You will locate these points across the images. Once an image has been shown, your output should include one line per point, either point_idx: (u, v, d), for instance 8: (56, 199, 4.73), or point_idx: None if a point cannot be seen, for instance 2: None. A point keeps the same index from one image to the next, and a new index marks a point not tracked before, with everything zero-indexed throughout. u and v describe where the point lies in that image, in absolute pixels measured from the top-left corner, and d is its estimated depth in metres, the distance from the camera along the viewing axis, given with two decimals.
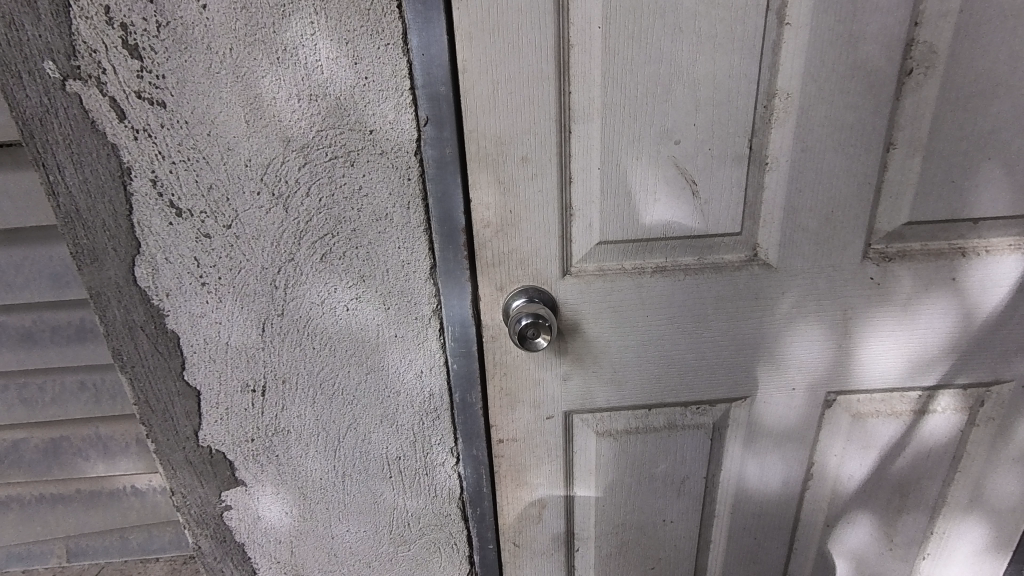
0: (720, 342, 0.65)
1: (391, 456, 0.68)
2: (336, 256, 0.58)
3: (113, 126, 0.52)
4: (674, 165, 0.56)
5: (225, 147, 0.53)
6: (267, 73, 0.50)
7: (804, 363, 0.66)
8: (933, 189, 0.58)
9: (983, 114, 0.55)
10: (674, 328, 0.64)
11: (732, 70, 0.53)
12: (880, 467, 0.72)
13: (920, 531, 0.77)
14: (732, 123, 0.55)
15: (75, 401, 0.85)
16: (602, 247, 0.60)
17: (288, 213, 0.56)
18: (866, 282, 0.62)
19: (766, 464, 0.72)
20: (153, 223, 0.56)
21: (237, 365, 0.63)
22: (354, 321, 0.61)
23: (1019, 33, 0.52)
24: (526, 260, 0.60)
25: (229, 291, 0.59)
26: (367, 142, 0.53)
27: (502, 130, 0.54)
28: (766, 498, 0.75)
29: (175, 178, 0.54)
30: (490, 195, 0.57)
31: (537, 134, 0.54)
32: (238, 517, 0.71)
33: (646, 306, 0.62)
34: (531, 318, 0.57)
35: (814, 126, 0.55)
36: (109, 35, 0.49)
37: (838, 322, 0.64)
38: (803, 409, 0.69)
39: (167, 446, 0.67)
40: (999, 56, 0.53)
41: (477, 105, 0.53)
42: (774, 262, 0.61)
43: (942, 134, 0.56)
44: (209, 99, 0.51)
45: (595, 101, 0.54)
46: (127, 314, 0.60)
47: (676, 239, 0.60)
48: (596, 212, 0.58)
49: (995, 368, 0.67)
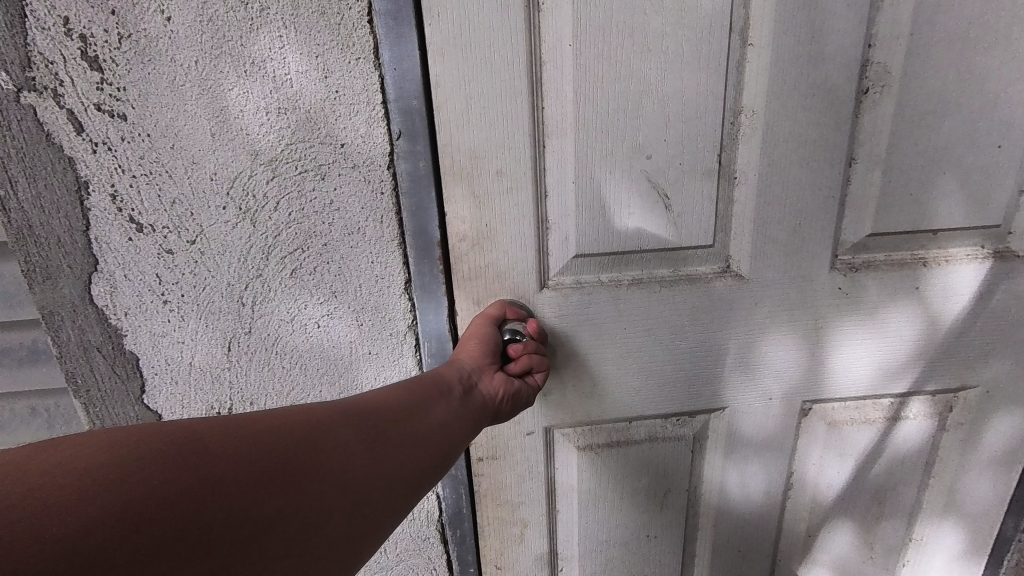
0: (697, 353, 0.65)
1: None
2: (306, 271, 0.56)
3: (71, 139, 0.50)
4: (647, 178, 0.57)
5: (191, 160, 0.52)
6: (234, 85, 0.49)
7: (780, 370, 0.67)
8: (894, 202, 0.60)
9: (935, 130, 0.58)
10: (652, 339, 0.64)
11: (700, 87, 0.54)
12: (857, 474, 0.73)
13: (898, 537, 0.78)
14: (702, 138, 0.56)
15: (27, 428, 0.80)
16: (579, 260, 0.60)
17: (256, 228, 0.54)
18: (835, 292, 0.63)
19: (748, 474, 0.72)
20: (112, 238, 0.54)
21: (201, 386, 0.60)
22: (326, 339, 0.59)
23: (966, 55, 0.55)
24: (503, 274, 0.59)
25: (193, 309, 0.57)
26: (338, 155, 0.52)
27: (476, 145, 0.54)
28: (750, 510, 0.74)
29: (136, 193, 0.52)
30: (465, 209, 0.56)
31: (511, 149, 0.55)
32: None
33: (624, 318, 0.62)
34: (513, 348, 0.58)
35: (780, 141, 0.57)
36: (68, 46, 0.48)
37: (810, 332, 0.65)
38: (780, 418, 0.70)
39: None
40: (948, 76, 0.56)
41: (450, 119, 0.53)
42: (747, 273, 0.62)
43: (900, 149, 0.58)
44: (173, 112, 0.50)
45: (569, 116, 0.54)
46: (83, 334, 0.57)
47: (651, 252, 0.60)
48: (572, 225, 0.58)
49: (961, 373, 0.69)
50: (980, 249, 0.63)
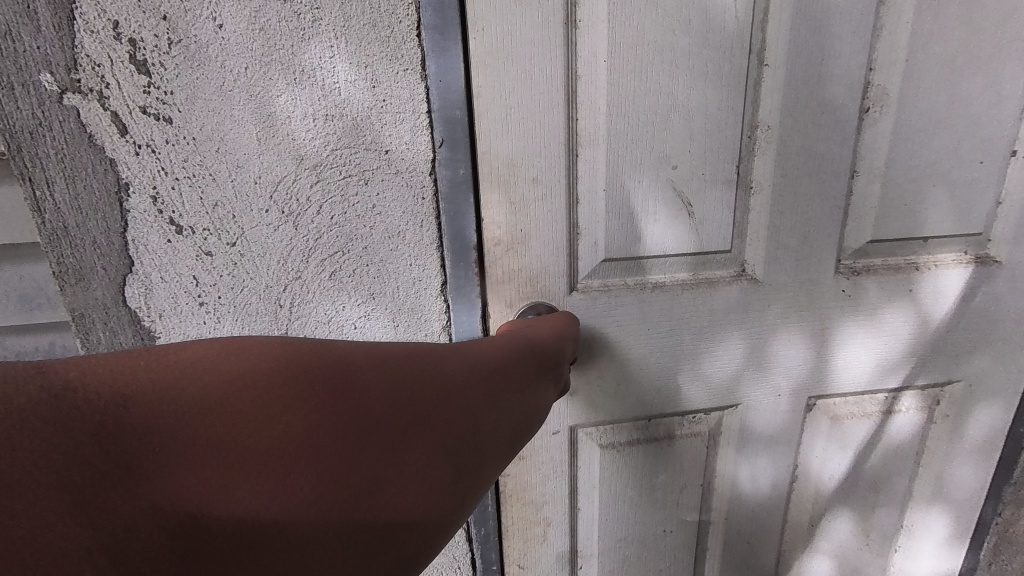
0: (715, 351, 0.69)
1: None
2: (346, 273, 0.57)
3: (113, 141, 0.50)
4: (672, 187, 0.61)
5: (235, 164, 0.52)
6: (282, 92, 0.51)
7: (789, 367, 0.71)
8: (892, 211, 0.66)
9: (928, 146, 0.63)
10: (673, 339, 0.67)
11: (722, 103, 0.59)
12: (856, 464, 0.78)
13: (892, 524, 0.83)
14: (722, 150, 0.60)
15: None
16: (604, 265, 0.63)
17: (298, 230, 0.55)
18: (839, 294, 0.68)
19: (758, 467, 0.76)
20: (150, 240, 0.54)
21: None
22: (362, 340, 0.60)
23: (955, 78, 0.61)
24: (535, 276, 0.62)
25: (230, 311, 0.57)
26: (382, 162, 0.54)
27: (514, 153, 0.57)
28: (759, 501, 0.78)
29: (178, 195, 0.53)
30: (501, 214, 0.59)
31: (547, 157, 0.57)
32: None
33: (647, 319, 0.65)
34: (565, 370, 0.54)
35: (790, 154, 0.61)
36: (116, 50, 0.48)
37: (817, 332, 0.70)
38: (788, 413, 0.74)
39: None
40: (939, 98, 0.62)
41: (490, 129, 0.56)
42: (761, 277, 0.66)
43: (897, 163, 0.64)
44: (220, 116, 0.51)
45: (601, 128, 0.57)
46: (114, 337, 0.57)
47: (674, 256, 0.64)
48: (602, 231, 0.61)
49: (947, 369, 0.75)
50: (964, 255, 0.70)
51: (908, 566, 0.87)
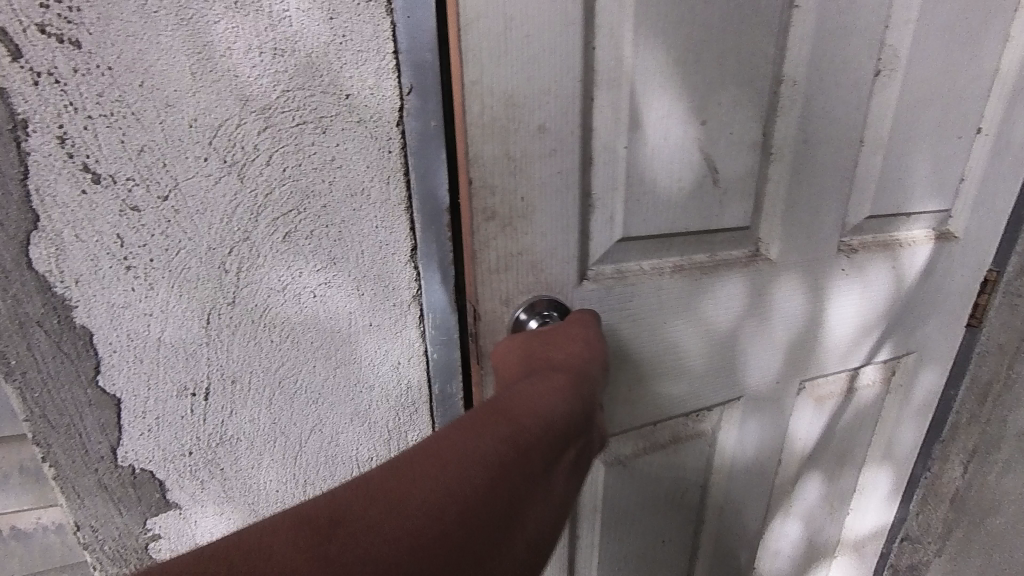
0: (726, 331, 0.70)
1: (361, 457, 0.64)
2: (302, 235, 0.51)
3: (3, 65, 0.41)
4: (688, 151, 0.59)
5: (163, 102, 0.45)
6: (220, 18, 0.43)
7: (789, 345, 0.74)
8: (863, 187, 0.68)
9: (891, 125, 0.67)
10: (689, 320, 0.67)
11: (740, 54, 0.57)
12: (827, 432, 0.83)
13: (850, 484, 0.90)
14: (735, 108, 0.59)
15: None
16: (611, 238, 0.60)
17: (244, 184, 0.48)
18: (840, 272, 0.71)
19: (754, 442, 0.79)
20: (60, 191, 0.45)
21: (171, 365, 0.53)
22: (322, 310, 0.55)
23: (913, 57, 0.64)
24: (538, 244, 0.57)
25: (164, 276, 0.50)
26: (342, 107, 0.48)
27: (513, 91, 0.51)
28: (753, 478, 0.80)
29: (93, 137, 0.45)
30: (497, 169, 0.53)
31: (553, 98, 0.52)
32: (168, 546, 0.62)
33: (665, 300, 0.64)
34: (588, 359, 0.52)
35: (772, 121, 0.61)
36: None
37: (818, 310, 0.73)
38: (784, 387, 0.77)
39: (73, 470, 0.56)
40: (908, 78, 0.65)
41: (485, 59, 0.49)
42: (775, 256, 0.68)
43: (862, 137, 0.66)
44: (142, 43, 0.43)
45: (625, 69, 0.53)
46: (18, 306, 0.48)
47: (689, 235, 0.63)
48: (620, 202, 0.58)
49: (902, 339, 0.81)
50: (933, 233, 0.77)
51: (857, 519, 0.97)
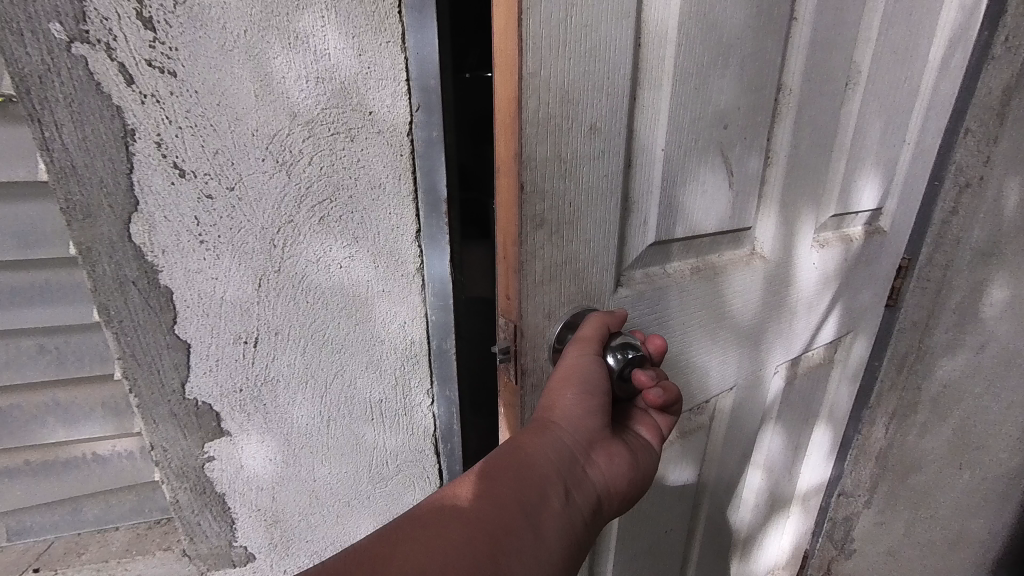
0: (729, 316, 0.84)
1: (374, 399, 0.79)
2: (334, 219, 0.67)
3: (120, 89, 0.56)
4: (699, 154, 0.69)
5: (234, 116, 0.60)
6: (278, 55, 0.58)
7: (773, 323, 0.92)
8: (801, 188, 0.85)
9: (820, 142, 0.84)
10: (705, 308, 0.80)
11: (737, 73, 0.70)
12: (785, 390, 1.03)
13: (795, 436, 1.10)
14: (724, 116, 0.71)
15: (37, 365, 0.73)
16: (645, 242, 0.70)
17: (291, 178, 0.64)
18: (812, 265, 0.93)
19: (745, 405, 0.95)
20: (155, 182, 0.61)
21: (230, 318, 0.69)
22: (346, 278, 0.70)
23: (830, 86, 0.81)
24: (587, 244, 0.64)
25: (228, 248, 0.65)
26: (367, 121, 0.63)
27: (570, 93, 0.56)
28: (745, 432, 0.97)
29: (181, 142, 0.60)
30: (550, 172, 0.57)
31: (607, 99, 0.59)
32: (219, 466, 0.78)
33: (687, 292, 0.77)
34: (623, 351, 0.60)
35: (736, 134, 0.73)
36: (124, 6, 0.54)
37: (795, 295, 0.93)
38: (771, 359, 0.96)
39: (151, 400, 0.71)
40: (831, 104, 0.83)
41: (549, 60, 0.53)
42: (765, 251, 0.86)
43: (800, 147, 0.82)
44: (221, 73, 0.58)
45: (666, 70, 0.63)
46: (118, 269, 0.63)
47: (704, 237, 0.77)
48: (652, 208, 0.68)
49: (826, 313, 1.00)
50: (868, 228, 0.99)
51: (808, 474, 1.19)
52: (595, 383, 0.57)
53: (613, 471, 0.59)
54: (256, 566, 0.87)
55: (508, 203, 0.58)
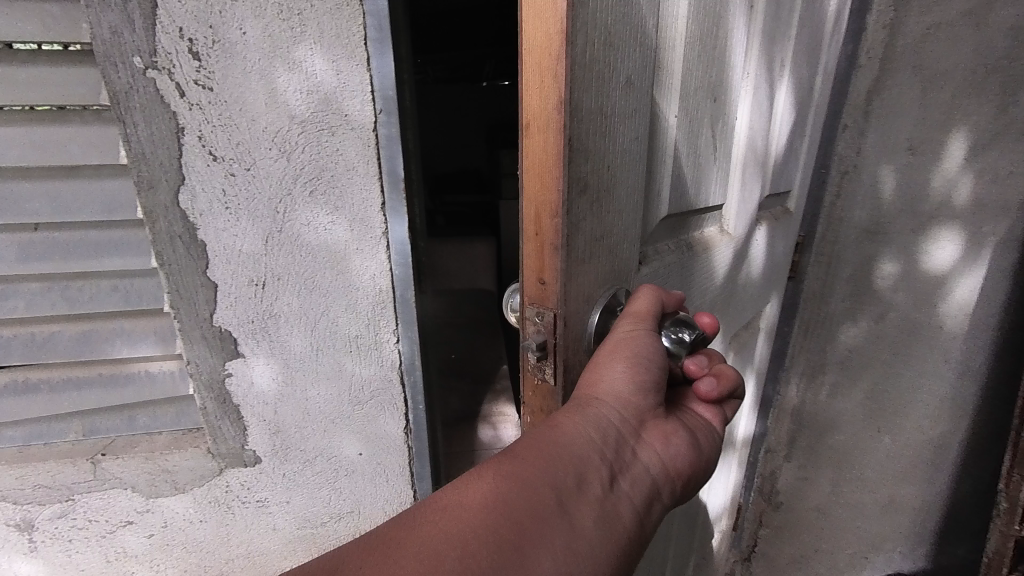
0: (706, 287, 0.94)
1: (352, 335, 1.03)
2: (320, 192, 0.91)
3: (176, 100, 0.83)
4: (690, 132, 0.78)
5: (250, 118, 0.85)
6: (281, 74, 0.83)
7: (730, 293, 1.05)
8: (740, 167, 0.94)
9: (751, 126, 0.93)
10: (694, 279, 0.88)
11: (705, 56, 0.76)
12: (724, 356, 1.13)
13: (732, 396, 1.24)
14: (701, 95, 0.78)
15: (111, 300, 1.00)
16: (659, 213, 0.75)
17: (289, 162, 0.88)
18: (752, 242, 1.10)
19: None
20: (197, 164, 0.87)
21: (246, 265, 0.94)
22: (330, 237, 0.94)
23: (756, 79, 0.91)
24: (621, 214, 0.65)
25: (245, 213, 0.91)
26: (343, 120, 0.87)
27: (612, 56, 0.57)
28: None
29: (215, 136, 0.85)
30: (597, 135, 0.57)
31: (639, 67, 0.62)
32: (236, 382, 1.03)
33: (684, 264, 0.84)
34: (676, 331, 0.62)
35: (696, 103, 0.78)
36: (181, 45, 0.80)
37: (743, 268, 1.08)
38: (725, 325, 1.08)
39: (189, 325, 0.97)
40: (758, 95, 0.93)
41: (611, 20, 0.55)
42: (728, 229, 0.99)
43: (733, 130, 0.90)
44: (242, 88, 0.83)
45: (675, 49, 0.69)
46: (171, 226, 0.90)
47: (689, 213, 0.86)
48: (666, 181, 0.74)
49: (750, 285, 1.14)
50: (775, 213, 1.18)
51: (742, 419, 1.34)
52: (649, 360, 0.58)
53: (668, 453, 0.59)
54: (262, 467, 1.12)
55: (545, 162, 0.54)
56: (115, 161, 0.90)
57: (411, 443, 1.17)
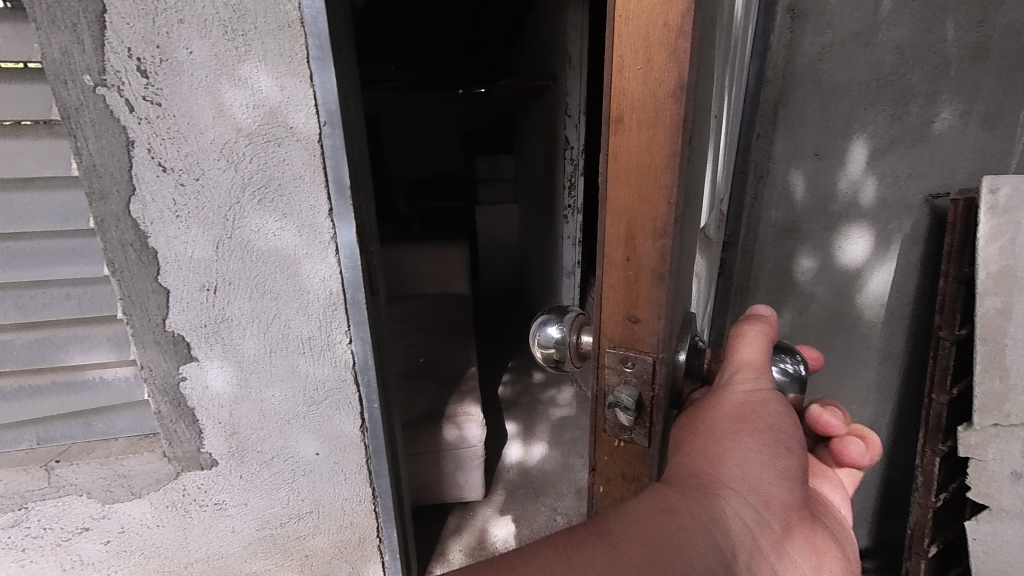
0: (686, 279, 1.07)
1: (305, 336, 1.07)
2: (268, 200, 0.97)
3: (125, 115, 0.87)
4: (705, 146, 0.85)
5: (199, 131, 0.91)
6: (228, 90, 0.89)
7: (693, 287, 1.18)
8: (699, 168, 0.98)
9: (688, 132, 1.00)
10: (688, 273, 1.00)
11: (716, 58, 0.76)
12: None
13: None
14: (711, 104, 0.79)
15: (64, 307, 1.02)
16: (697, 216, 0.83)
17: (238, 172, 0.94)
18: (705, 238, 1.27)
19: None
20: (147, 175, 0.91)
21: (198, 271, 0.98)
22: (279, 242, 0.99)
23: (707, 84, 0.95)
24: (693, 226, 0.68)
25: (196, 221, 0.95)
26: (288, 132, 0.94)
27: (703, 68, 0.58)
28: None
29: (164, 148, 0.90)
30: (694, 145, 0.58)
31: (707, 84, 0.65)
32: (191, 385, 1.06)
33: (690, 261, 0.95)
34: (782, 361, 0.64)
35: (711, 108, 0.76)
36: (129, 63, 0.85)
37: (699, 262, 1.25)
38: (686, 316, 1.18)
39: (142, 330, 1.00)
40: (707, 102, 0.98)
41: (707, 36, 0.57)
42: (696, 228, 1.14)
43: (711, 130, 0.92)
44: (191, 103, 0.89)
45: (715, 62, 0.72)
46: (122, 235, 0.93)
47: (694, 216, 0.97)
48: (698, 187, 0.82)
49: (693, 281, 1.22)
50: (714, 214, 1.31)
51: None
52: (778, 422, 0.56)
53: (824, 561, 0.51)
54: (220, 469, 1.14)
55: (644, 170, 0.50)
56: (67, 172, 0.94)
57: (368, 441, 1.21)
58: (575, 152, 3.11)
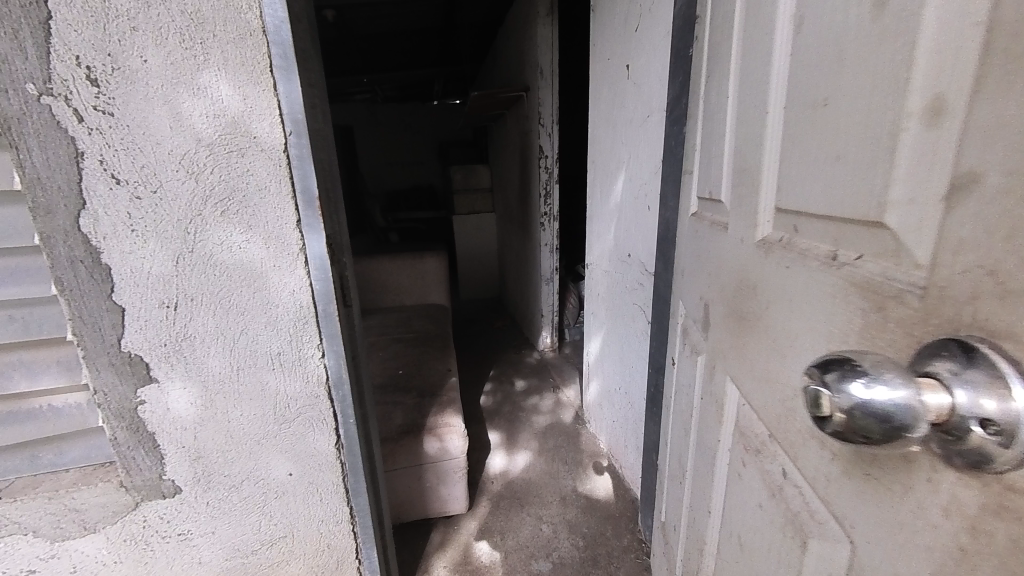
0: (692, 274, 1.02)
1: (274, 352, 1.03)
2: (231, 212, 0.93)
3: (74, 125, 0.83)
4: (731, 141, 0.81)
5: (156, 142, 0.87)
6: (185, 100, 0.86)
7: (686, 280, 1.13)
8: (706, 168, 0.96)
9: None
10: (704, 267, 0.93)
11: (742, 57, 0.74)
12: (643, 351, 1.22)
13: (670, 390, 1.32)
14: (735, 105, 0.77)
15: (5, 330, 0.95)
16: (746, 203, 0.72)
17: (198, 184, 0.91)
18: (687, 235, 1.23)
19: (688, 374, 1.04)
20: (99, 189, 0.87)
21: (156, 287, 0.93)
22: (244, 255, 0.96)
23: None
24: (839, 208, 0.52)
25: (153, 235, 0.91)
26: (252, 142, 0.91)
27: None
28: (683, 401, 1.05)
29: (117, 160, 0.86)
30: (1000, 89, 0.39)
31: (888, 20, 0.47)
32: (151, 409, 1.00)
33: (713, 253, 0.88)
34: None
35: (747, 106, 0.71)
36: (77, 72, 0.81)
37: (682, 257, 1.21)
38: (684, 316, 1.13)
39: (94, 352, 0.94)
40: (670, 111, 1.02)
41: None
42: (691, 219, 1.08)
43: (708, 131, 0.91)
44: (145, 113, 0.86)
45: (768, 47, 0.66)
46: (70, 251, 0.88)
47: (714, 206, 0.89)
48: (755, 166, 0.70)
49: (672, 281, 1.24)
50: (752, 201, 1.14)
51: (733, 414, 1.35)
52: None
53: None
54: (184, 496, 1.08)
55: None
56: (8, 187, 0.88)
57: (345, 459, 1.16)
58: (550, 160, 3.16)
